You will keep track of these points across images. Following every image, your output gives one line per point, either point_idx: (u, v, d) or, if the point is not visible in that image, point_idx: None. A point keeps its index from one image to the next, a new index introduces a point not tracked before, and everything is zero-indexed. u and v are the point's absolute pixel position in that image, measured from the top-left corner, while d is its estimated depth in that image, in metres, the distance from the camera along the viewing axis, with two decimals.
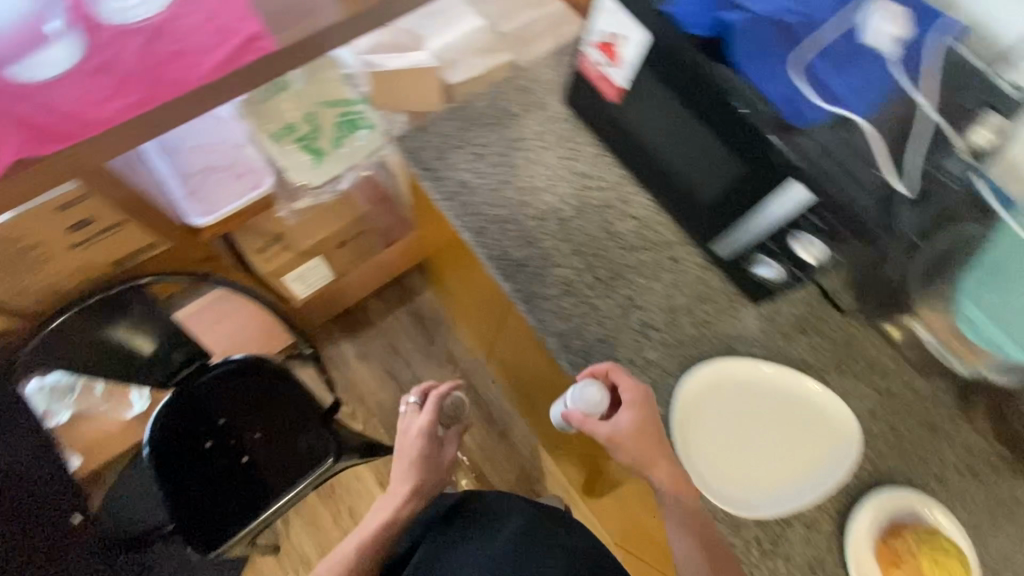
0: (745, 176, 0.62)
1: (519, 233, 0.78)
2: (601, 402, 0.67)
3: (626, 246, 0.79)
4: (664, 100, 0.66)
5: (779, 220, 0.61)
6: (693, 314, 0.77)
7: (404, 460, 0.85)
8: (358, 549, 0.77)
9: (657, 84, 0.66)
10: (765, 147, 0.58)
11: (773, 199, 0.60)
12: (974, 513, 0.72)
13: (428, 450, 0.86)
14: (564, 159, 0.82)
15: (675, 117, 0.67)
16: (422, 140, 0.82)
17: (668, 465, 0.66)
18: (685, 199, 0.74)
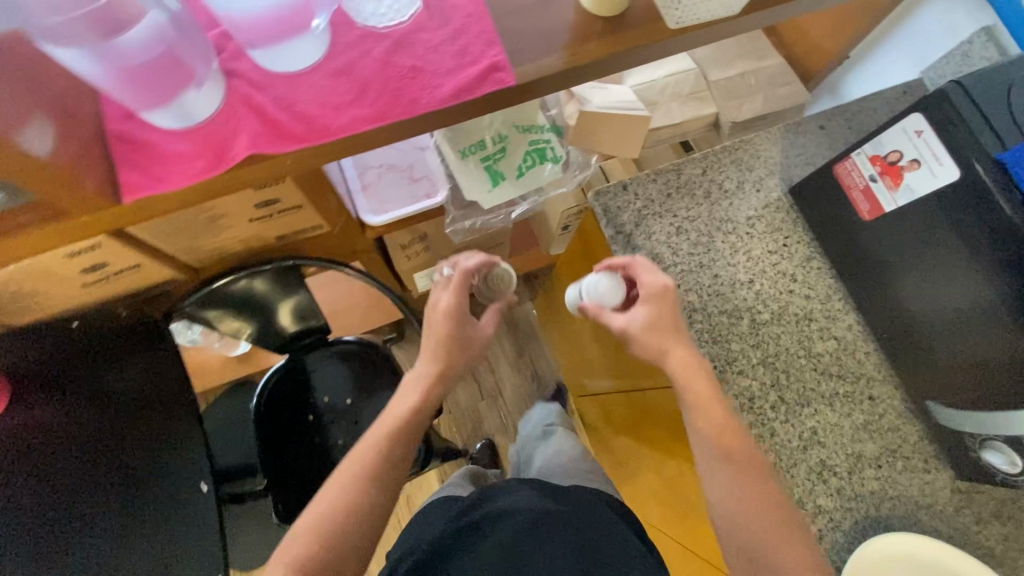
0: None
1: (705, 326, 0.72)
2: (616, 291, 0.68)
3: (818, 368, 0.71)
4: (942, 245, 0.57)
5: None
6: (876, 466, 0.69)
7: (455, 352, 0.71)
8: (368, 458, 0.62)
9: (944, 226, 0.56)
10: None
11: None
12: None
13: (449, 329, 0.71)
14: (769, 255, 0.75)
15: (946, 266, 0.57)
16: (624, 198, 0.76)
17: (679, 347, 0.63)
18: (913, 347, 0.65)
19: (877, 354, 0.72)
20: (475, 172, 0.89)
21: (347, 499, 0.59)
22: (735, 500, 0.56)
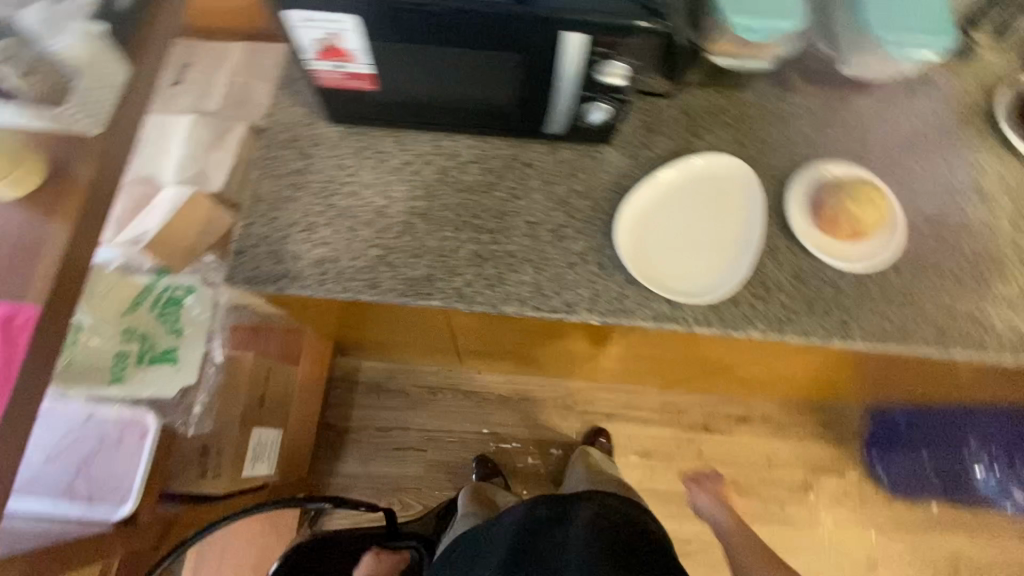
0: (512, 62, 0.65)
1: (400, 254, 0.76)
2: None
3: (485, 189, 0.80)
4: (407, 57, 0.65)
5: (573, 77, 0.65)
6: (574, 191, 0.81)
7: None
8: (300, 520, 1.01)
9: (388, 51, 0.64)
10: (513, 26, 0.60)
11: (557, 59, 0.63)
12: (847, 145, 0.86)
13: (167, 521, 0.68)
14: (374, 169, 0.80)
15: (429, 63, 0.66)
16: (250, 258, 0.74)
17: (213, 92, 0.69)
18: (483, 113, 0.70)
19: (496, 138, 0.82)
20: (152, 375, 0.83)
21: None
22: None
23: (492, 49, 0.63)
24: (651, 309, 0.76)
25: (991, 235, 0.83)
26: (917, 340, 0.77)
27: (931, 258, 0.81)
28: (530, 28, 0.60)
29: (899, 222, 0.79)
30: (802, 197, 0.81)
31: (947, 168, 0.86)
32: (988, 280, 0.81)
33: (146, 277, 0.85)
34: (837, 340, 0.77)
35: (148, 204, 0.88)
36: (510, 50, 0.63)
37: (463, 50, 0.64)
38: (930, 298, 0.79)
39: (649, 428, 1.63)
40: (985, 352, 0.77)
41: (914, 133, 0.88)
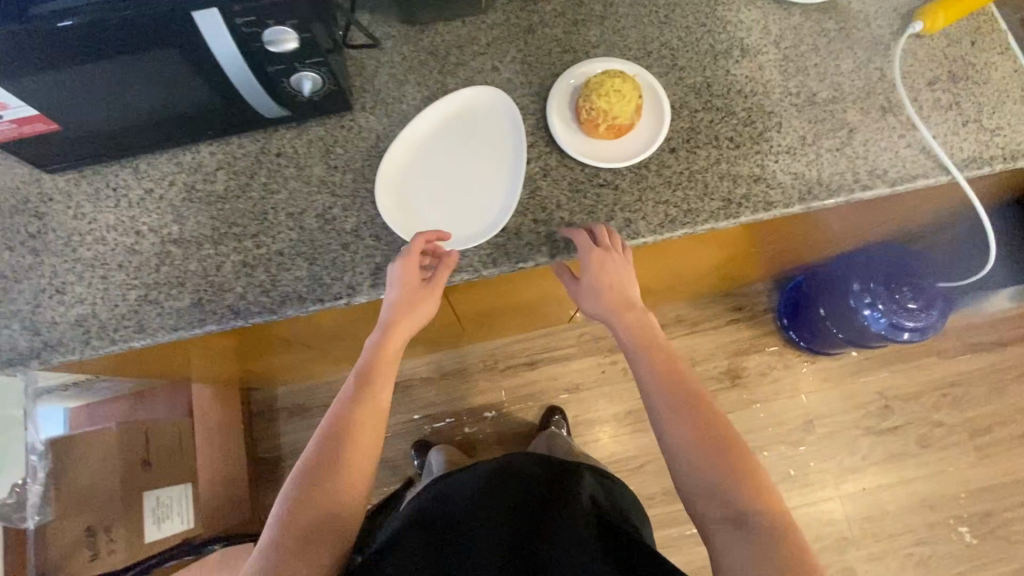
0: (174, 62, 0.60)
1: (162, 288, 0.72)
2: None
3: (238, 193, 0.75)
4: (66, 89, 0.61)
5: (243, 60, 0.61)
6: (332, 168, 0.77)
7: None
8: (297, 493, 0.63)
9: (39, 89, 0.60)
10: (141, 26, 0.55)
11: (212, 47, 0.59)
12: (604, 39, 0.83)
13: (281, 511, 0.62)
14: (115, 207, 0.74)
15: (94, 88, 0.62)
16: (4, 340, 0.70)
17: None
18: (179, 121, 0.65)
19: (237, 137, 0.77)
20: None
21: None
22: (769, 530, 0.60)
23: (138, 54, 0.58)
24: (434, 267, 0.74)
25: (762, 89, 0.81)
26: (706, 216, 0.76)
27: (706, 130, 0.79)
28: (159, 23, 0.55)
29: (663, 106, 0.78)
30: (562, 107, 0.78)
31: (709, 33, 0.84)
32: (766, 136, 0.79)
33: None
34: (627, 240, 0.75)
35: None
36: (161, 52, 0.59)
37: (112, 65, 0.59)
38: (711, 171, 0.77)
39: (574, 365, 1.64)
40: (774, 209, 0.77)
41: (670, 6, 0.85)
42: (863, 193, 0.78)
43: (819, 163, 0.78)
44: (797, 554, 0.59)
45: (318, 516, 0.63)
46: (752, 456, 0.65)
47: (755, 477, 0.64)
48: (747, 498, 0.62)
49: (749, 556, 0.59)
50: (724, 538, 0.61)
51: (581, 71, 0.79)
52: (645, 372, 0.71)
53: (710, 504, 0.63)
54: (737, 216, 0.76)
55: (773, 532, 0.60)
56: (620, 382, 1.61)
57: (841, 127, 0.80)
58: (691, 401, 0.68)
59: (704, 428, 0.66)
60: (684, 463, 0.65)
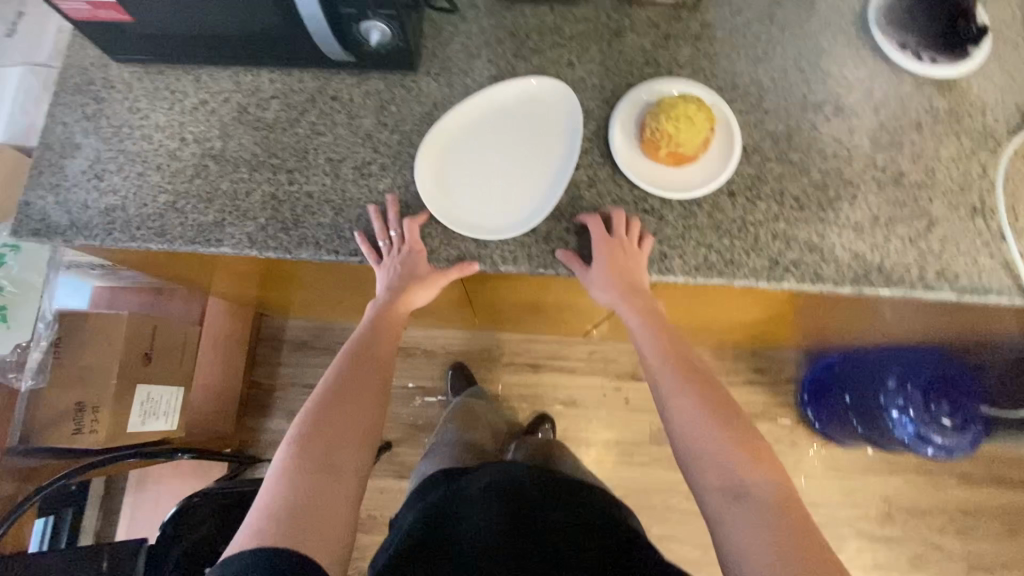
0: None
1: (190, 199, 0.72)
2: None
3: (286, 126, 0.75)
4: None
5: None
6: (382, 125, 0.76)
7: None
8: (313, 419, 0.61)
9: None
10: None
11: None
12: (692, 61, 0.78)
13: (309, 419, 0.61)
14: (168, 110, 0.75)
15: None
16: (36, 210, 0.72)
17: None
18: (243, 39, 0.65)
19: (299, 71, 0.76)
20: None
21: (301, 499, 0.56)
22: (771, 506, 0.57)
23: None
24: (454, 249, 0.72)
25: (846, 155, 0.75)
26: (746, 272, 0.71)
27: (773, 183, 0.74)
28: None
29: (735, 145, 0.72)
30: (627, 122, 0.74)
31: (805, 81, 0.78)
32: (835, 205, 0.73)
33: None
34: (655, 275, 0.71)
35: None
36: None
37: None
38: (766, 226, 0.72)
39: (577, 379, 1.60)
40: (822, 283, 0.71)
41: (771, 43, 0.79)
42: (924, 293, 0.71)
43: (885, 249, 0.72)
44: (794, 522, 0.56)
45: (337, 436, 0.61)
46: (747, 427, 0.63)
47: (757, 456, 0.60)
48: (751, 473, 0.59)
49: (750, 526, 0.55)
50: (726, 514, 0.57)
51: (658, 88, 0.74)
52: (654, 361, 0.69)
53: (716, 475, 0.60)
54: (779, 280, 0.71)
55: (767, 507, 0.57)
56: (618, 410, 1.57)
57: (920, 216, 0.73)
58: (692, 381, 0.66)
59: (709, 406, 0.64)
60: (679, 436, 0.64)
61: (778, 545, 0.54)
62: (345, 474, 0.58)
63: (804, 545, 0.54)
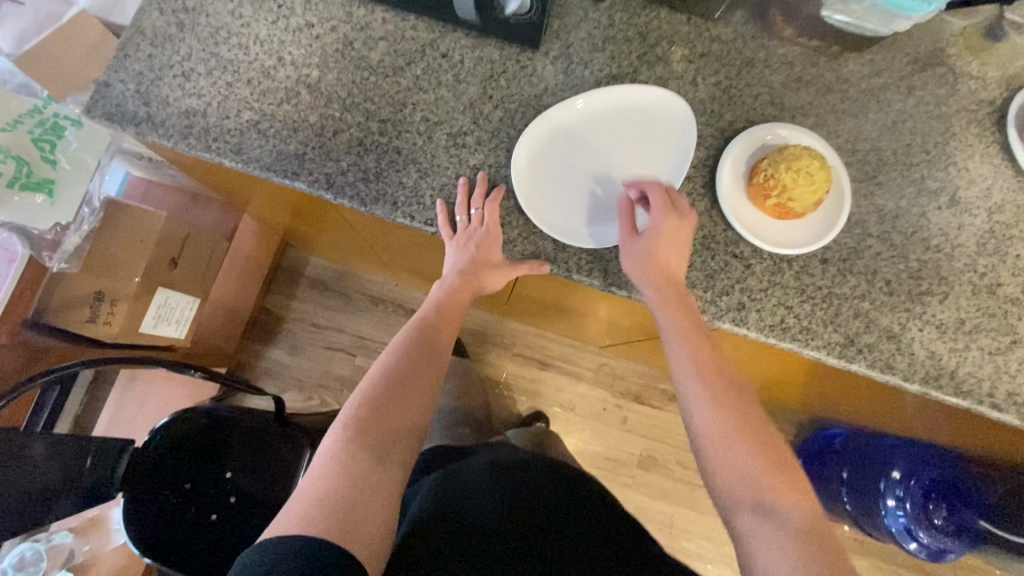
0: None
1: (275, 124, 0.69)
2: None
3: (389, 72, 0.71)
4: None
5: None
6: (487, 97, 0.72)
7: None
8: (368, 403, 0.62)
9: None
10: None
11: None
12: (818, 112, 0.74)
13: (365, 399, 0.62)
14: (272, 23, 0.71)
15: None
16: (114, 93, 0.68)
17: None
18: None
19: (415, 17, 0.72)
20: (23, 202, 0.78)
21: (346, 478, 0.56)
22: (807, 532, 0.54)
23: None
24: (532, 244, 0.69)
25: (948, 250, 0.72)
26: (819, 343, 0.68)
27: (868, 260, 0.71)
28: None
29: (842, 211, 0.68)
30: (738, 160, 0.70)
31: (927, 163, 0.74)
32: (925, 298, 0.70)
33: (33, 100, 0.82)
34: (727, 323, 0.68)
35: (52, 24, 0.86)
36: None
37: None
38: (851, 303, 0.69)
39: (581, 387, 1.58)
40: (891, 375, 0.69)
41: (902, 114, 0.75)
42: (988, 410, 0.69)
43: (962, 355, 0.69)
44: (821, 546, 0.53)
45: (390, 423, 0.62)
46: (778, 441, 0.60)
47: (789, 476, 0.58)
48: (791, 496, 0.57)
49: (778, 548, 0.53)
50: (755, 534, 0.55)
51: (783, 133, 0.70)
52: (684, 357, 0.63)
53: (748, 491, 0.57)
54: (851, 361, 0.68)
55: (798, 529, 0.54)
56: (613, 427, 1.56)
57: (1006, 332, 0.70)
58: (724, 389, 0.62)
59: (739, 417, 0.60)
60: (710, 449, 0.60)
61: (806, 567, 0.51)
62: (392, 462, 0.60)
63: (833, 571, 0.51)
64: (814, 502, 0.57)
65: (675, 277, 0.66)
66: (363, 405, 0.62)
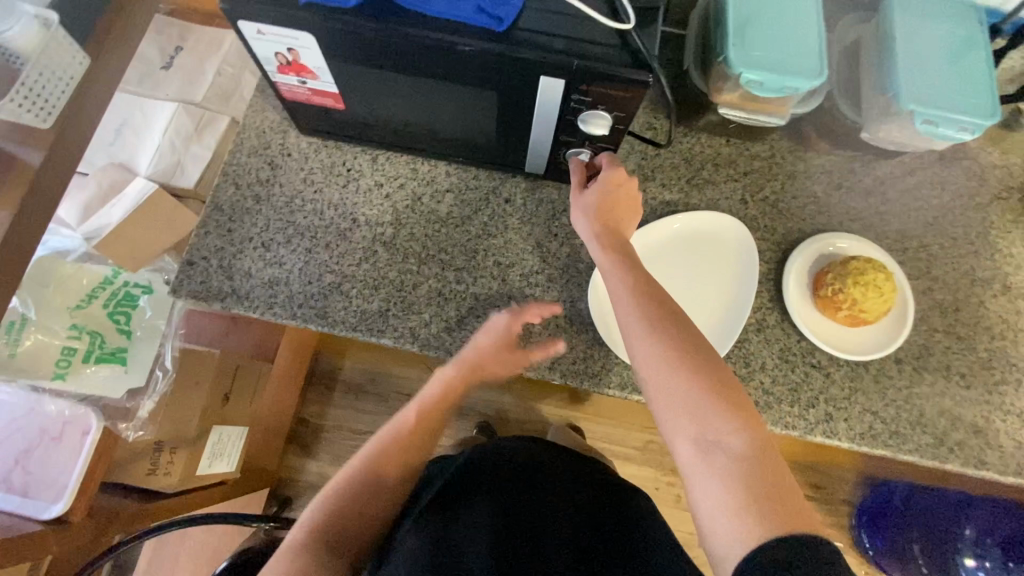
0: (486, 99, 0.61)
1: (356, 283, 0.71)
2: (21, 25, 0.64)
3: (459, 222, 0.74)
4: (373, 81, 0.62)
5: (553, 120, 0.61)
6: (552, 235, 0.74)
7: None
8: (355, 481, 0.64)
9: (357, 74, 0.61)
10: (487, 63, 0.55)
11: (536, 104, 0.59)
12: (863, 216, 0.78)
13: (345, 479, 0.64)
14: (342, 187, 0.75)
15: (398, 87, 0.62)
16: (199, 271, 0.71)
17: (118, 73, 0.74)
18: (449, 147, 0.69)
19: (476, 167, 0.76)
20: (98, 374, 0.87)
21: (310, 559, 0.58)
22: (779, 482, 0.50)
23: (463, 82, 0.59)
24: (618, 375, 0.70)
25: (1013, 337, 0.74)
26: (911, 447, 0.70)
27: (939, 355, 0.73)
28: (503, 69, 0.55)
29: (904, 328, 0.71)
30: (802, 273, 0.74)
31: (973, 254, 0.78)
32: (1002, 387, 0.72)
33: (104, 272, 0.93)
34: (820, 436, 0.70)
35: (116, 195, 0.99)
36: (485, 89, 0.59)
37: (434, 80, 0.60)
38: (932, 400, 0.71)
39: (630, 467, 1.52)
40: (986, 470, 0.69)
41: (941, 209, 0.79)
42: None
43: None
44: (769, 475, 0.50)
45: (364, 503, 0.64)
46: (725, 368, 0.56)
47: (728, 399, 0.54)
48: (721, 417, 0.52)
49: (724, 482, 0.50)
50: (697, 464, 0.52)
51: (840, 246, 0.74)
52: (620, 291, 0.61)
53: (690, 422, 0.53)
54: (944, 460, 0.69)
55: (738, 457, 0.51)
56: (669, 507, 1.50)
57: None
58: (662, 315, 0.58)
59: (677, 346, 0.56)
60: (648, 381, 0.57)
61: (757, 507, 0.48)
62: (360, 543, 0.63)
63: (782, 510, 0.48)
64: (763, 429, 0.53)
65: (633, 250, 0.65)
66: (346, 482, 0.64)
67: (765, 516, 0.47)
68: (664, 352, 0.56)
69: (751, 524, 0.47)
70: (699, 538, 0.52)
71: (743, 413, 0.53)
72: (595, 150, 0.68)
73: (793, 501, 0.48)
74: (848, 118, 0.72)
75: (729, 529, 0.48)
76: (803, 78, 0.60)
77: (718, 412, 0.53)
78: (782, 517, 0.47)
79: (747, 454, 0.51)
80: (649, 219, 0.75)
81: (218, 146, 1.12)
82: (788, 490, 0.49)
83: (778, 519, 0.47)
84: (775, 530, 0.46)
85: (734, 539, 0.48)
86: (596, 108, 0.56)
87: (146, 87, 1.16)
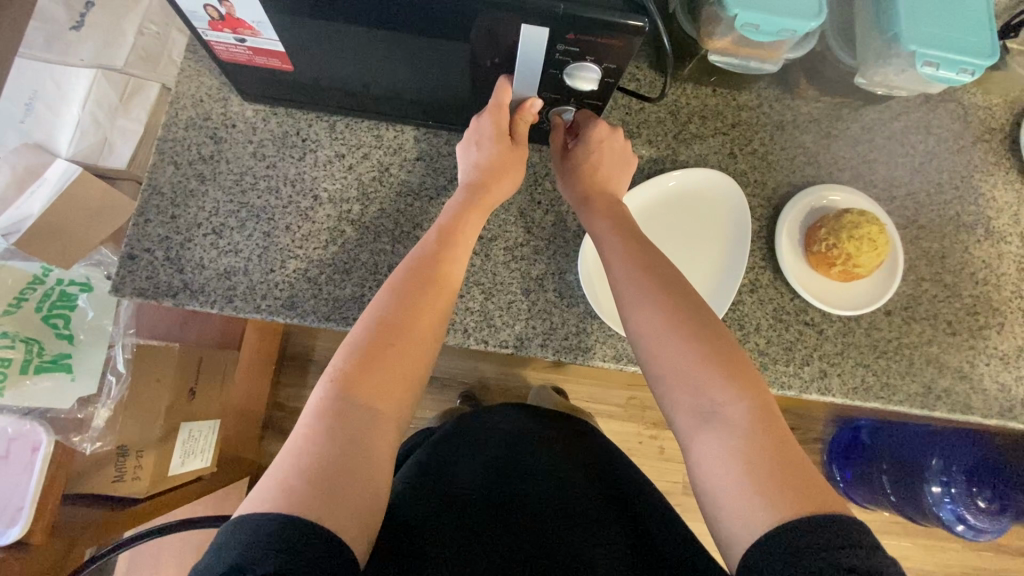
0: (459, 53, 0.54)
1: (324, 269, 0.64)
2: None
3: (433, 194, 0.68)
4: (325, 37, 0.54)
5: (535, 76, 0.54)
6: (536, 203, 0.69)
7: None
8: (304, 473, 0.44)
9: (306, 28, 0.53)
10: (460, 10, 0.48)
11: (517, 59, 0.52)
12: (851, 165, 0.76)
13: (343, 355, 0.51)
14: (299, 161, 0.67)
15: (353, 44, 0.55)
16: (143, 266, 0.63)
17: None
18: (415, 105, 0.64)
19: (447, 131, 0.69)
20: (39, 385, 0.78)
21: (305, 477, 0.44)
22: (784, 453, 0.47)
23: (427, 36, 0.52)
24: (612, 348, 0.67)
25: (996, 282, 0.74)
26: (902, 397, 0.70)
27: (927, 305, 0.73)
28: (478, 18, 0.48)
29: (893, 281, 0.70)
30: (793, 229, 0.71)
31: (959, 200, 0.77)
32: (985, 333, 0.72)
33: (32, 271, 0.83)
34: (814, 393, 0.70)
35: (34, 180, 0.94)
36: (455, 43, 0.52)
37: (395, 33, 0.52)
38: (920, 350, 0.71)
39: (612, 423, 1.53)
40: (970, 414, 0.71)
41: (928, 154, 0.77)
42: None
43: None
44: (775, 447, 0.47)
45: (379, 381, 0.50)
46: (724, 335, 0.53)
47: (731, 367, 0.51)
48: (724, 387, 0.50)
49: (727, 456, 0.47)
50: (697, 438, 0.49)
51: (833, 200, 0.72)
52: (615, 260, 0.58)
53: (688, 392, 0.51)
54: (931, 407, 0.70)
55: (740, 429, 0.48)
56: (652, 459, 1.52)
57: None
58: (657, 283, 0.55)
59: (677, 313, 0.53)
60: (645, 349, 0.54)
61: (760, 481, 0.45)
62: (377, 432, 0.48)
63: (786, 484, 0.45)
64: (766, 398, 0.50)
65: (626, 214, 0.62)
66: (285, 489, 0.43)
67: (774, 494, 0.44)
68: (665, 320, 0.53)
69: (756, 502, 0.45)
70: (704, 516, 0.49)
71: (747, 379, 0.50)
72: (579, 108, 0.62)
73: (800, 472, 0.46)
74: (841, 59, 0.68)
75: (733, 507, 0.46)
76: (802, 19, 0.55)
77: (721, 380, 0.50)
78: (787, 492, 0.45)
79: (750, 428, 0.48)
80: (640, 180, 0.71)
81: (149, 118, 1.01)
82: (794, 461, 0.47)
83: (784, 495, 0.44)
84: (786, 509, 0.44)
85: (739, 518, 0.45)
86: (580, 62, 0.51)
87: (56, 51, 1.02)
